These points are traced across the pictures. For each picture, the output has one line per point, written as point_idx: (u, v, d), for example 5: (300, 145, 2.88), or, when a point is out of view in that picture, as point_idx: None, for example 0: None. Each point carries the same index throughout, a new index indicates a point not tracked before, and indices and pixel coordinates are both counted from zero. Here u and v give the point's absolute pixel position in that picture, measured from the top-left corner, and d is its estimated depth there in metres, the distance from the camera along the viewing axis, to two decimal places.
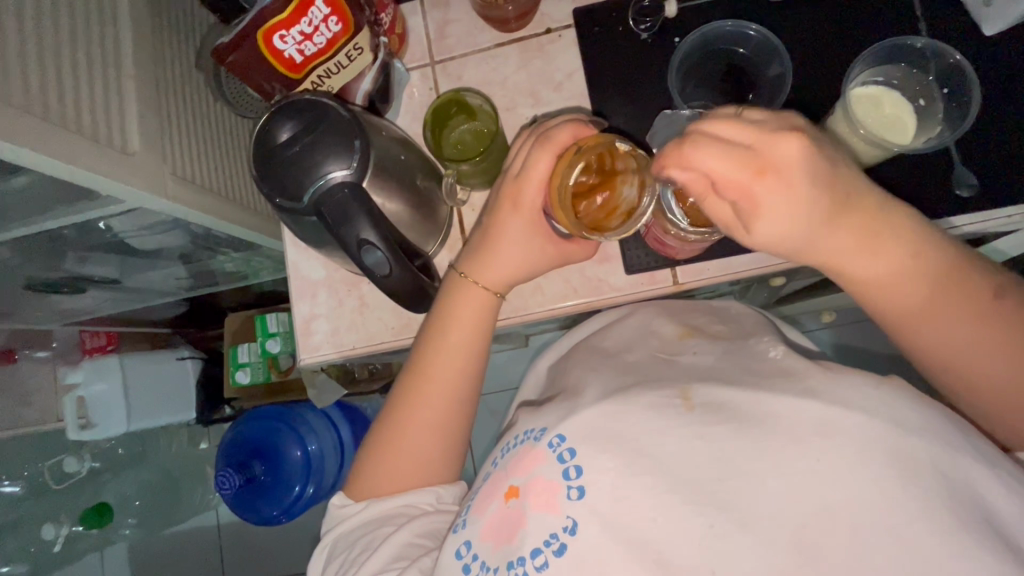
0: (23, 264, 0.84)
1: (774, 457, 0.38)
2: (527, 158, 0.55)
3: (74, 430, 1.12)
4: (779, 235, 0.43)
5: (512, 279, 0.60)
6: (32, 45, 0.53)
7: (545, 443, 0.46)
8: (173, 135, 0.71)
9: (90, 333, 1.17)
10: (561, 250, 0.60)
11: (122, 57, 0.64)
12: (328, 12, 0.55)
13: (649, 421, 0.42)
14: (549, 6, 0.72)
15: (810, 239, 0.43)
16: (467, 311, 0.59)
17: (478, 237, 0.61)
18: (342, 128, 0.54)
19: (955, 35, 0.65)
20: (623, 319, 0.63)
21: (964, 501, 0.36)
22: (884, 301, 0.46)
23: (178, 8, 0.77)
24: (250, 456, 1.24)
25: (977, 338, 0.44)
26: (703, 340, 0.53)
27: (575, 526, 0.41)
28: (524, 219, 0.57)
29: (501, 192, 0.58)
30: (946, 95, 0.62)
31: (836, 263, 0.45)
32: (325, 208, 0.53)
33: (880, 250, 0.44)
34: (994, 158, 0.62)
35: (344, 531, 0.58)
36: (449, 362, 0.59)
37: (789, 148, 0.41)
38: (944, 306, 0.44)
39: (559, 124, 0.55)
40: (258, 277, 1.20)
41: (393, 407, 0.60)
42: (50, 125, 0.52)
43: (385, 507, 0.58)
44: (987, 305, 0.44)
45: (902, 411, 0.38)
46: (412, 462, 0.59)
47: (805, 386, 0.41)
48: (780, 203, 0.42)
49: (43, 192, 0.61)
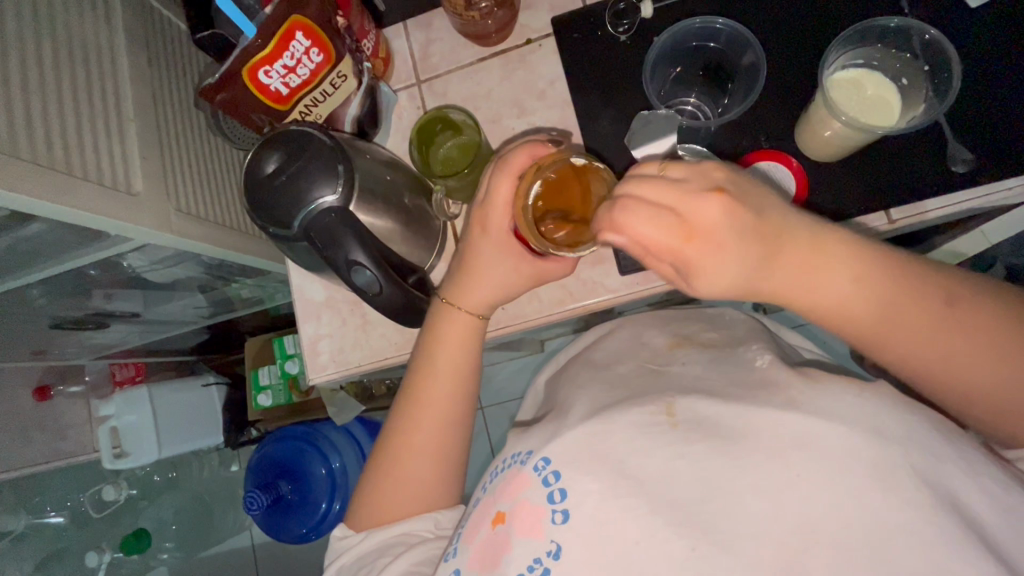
0: (50, 305, 0.89)
1: (757, 470, 0.38)
2: (489, 183, 0.56)
3: (108, 459, 1.17)
4: (722, 288, 0.44)
5: (495, 300, 0.60)
6: (37, 100, 0.56)
7: (530, 467, 0.46)
8: (175, 173, 0.74)
9: (119, 365, 1.23)
10: (537, 268, 0.59)
11: (122, 104, 0.68)
12: (309, 44, 0.58)
13: (634, 436, 0.42)
14: (527, 17, 0.73)
15: (755, 280, 0.43)
16: (453, 334, 0.60)
17: (457, 264, 0.62)
18: (326, 155, 0.56)
19: (941, 7, 0.63)
20: (614, 333, 0.64)
21: (951, 512, 0.35)
22: (846, 327, 0.44)
23: (175, 51, 0.81)
24: (277, 476, 1.27)
25: (950, 343, 0.42)
26: (694, 351, 0.54)
27: (558, 550, 0.41)
28: (493, 242, 0.58)
29: (471, 219, 0.59)
30: (928, 72, 0.60)
31: (776, 290, 0.44)
32: (314, 233, 0.55)
33: (824, 278, 0.43)
34: (991, 131, 0.61)
35: (348, 562, 0.59)
36: (437, 388, 0.60)
37: (709, 209, 0.42)
38: (898, 324, 0.43)
39: (516, 147, 0.56)
40: (273, 301, 1.24)
41: (390, 436, 0.61)
42: (53, 172, 0.56)
43: (389, 535, 0.58)
44: (954, 314, 0.42)
45: (885, 421, 0.38)
46: (414, 487, 0.59)
47: (788, 399, 0.41)
48: (717, 267, 0.43)
49: (54, 237, 0.65)
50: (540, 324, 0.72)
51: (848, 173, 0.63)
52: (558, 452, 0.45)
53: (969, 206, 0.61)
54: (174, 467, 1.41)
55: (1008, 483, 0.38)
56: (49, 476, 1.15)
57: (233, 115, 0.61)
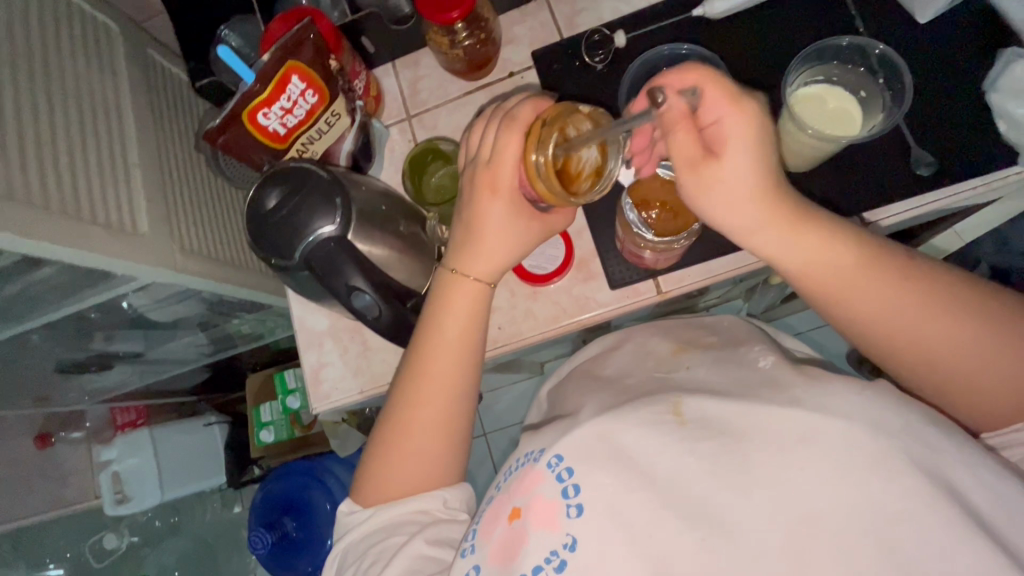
0: (55, 349, 0.90)
1: (770, 462, 0.40)
2: (495, 143, 0.54)
3: (111, 505, 1.17)
4: (741, 176, 0.47)
5: (502, 265, 0.59)
6: (48, 152, 0.59)
7: (543, 464, 0.47)
8: (178, 215, 0.77)
9: (120, 409, 1.24)
10: (546, 223, 0.59)
11: (127, 151, 0.71)
12: (304, 86, 0.61)
13: (642, 434, 0.44)
14: (508, 52, 0.78)
15: (748, 219, 0.48)
16: (460, 305, 0.58)
17: (460, 230, 0.59)
18: (324, 189, 0.59)
19: (891, 27, 0.68)
20: (622, 342, 0.66)
21: (946, 499, 0.37)
22: (823, 283, 0.48)
23: (174, 97, 0.85)
24: (281, 513, 1.26)
25: (918, 313, 0.47)
26: (693, 358, 0.57)
27: (575, 543, 0.43)
28: (506, 202, 0.56)
29: (475, 180, 0.57)
30: (885, 85, 0.65)
31: (773, 254, 0.49)
32: (314, 260, 0.58)
33: (805, 233, 0.48)
34: (949, 137, 0.65)
35: (353, 540, 0.57)
36: (445, 359, 0.58)
37: (761, 98, 0.48)
38: (864, 289, 0.47)
39: (517, 102, 0.55)
40: (274, 336, 1.25)
41: (395, 414, 0.58)
42: (66, 218, 0.58)
43: (398, 514, 0.56)
44: (918, 284, 0.47)
45: (885, 416, 0.40)
46: (422, 464, 0.57)
47: (792, 396, 0.43)
48: (753, 134, 0.46)
49: (63, 278, 0.67)
50: (537, 341, 0.74)
51: (819, 180, 0.67)
52: (570, 449, 0.46)
53: (939, 204, 0.64)
54: (177, 511, 1.40)
55: (1002, 472, 0.39)
56: (50, 525, 1.14)
57: (233, 155, 0.64)
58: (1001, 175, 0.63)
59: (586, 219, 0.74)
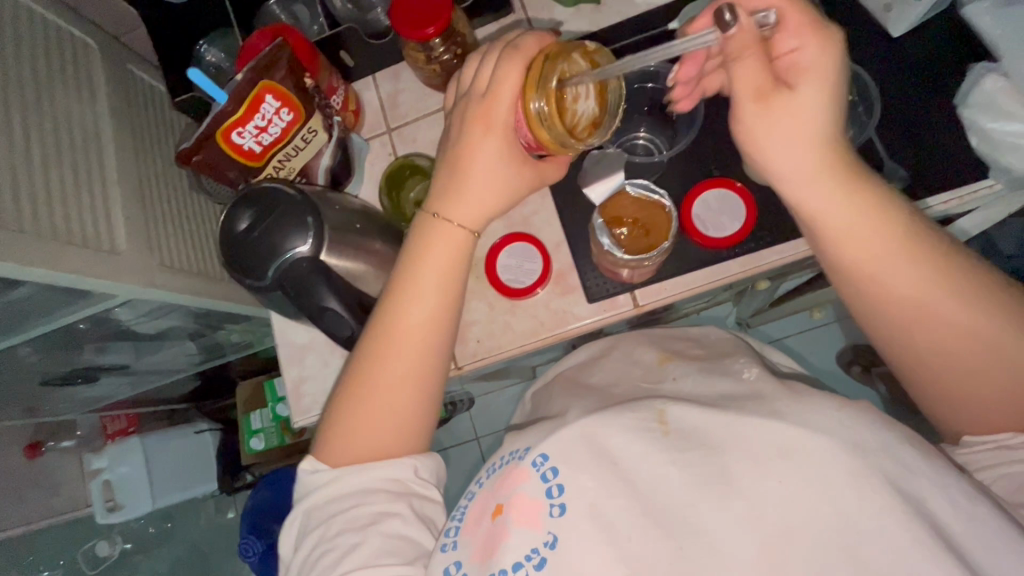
0: (43, 363, 0.90)
1: (746, 475, 0.40)
2: (494, 73, 0.53)
3: (102, 513, 1.20)
4: (801, 117, 0.46)
5: (486, 210, 0.57)
6: (24, 173, 0.60)
7: (529, 462, 0.47)
8: (158, 231, 0.77)
9: (111, 419, 1.27)
10: (533, 172, 0.58)
11: (105, 169, 0.71)
12: (279, 104, 0.61)
13: (624, 437, 0.45)
14: None
15: (799, 159, 0.47)
16: (441, 249, 0.56)
17: (444, 172, 0.57)
18: (294, 209, 0.59)
19: (865, 40, 0.69)
20: (600, 356, 0.66)
21: (905, 524, 0.37)
22: (838, 231, 0.49)
23: (155, 112, 0.85)
24: (271, 521, 1.25)
25: (921, 273, 0.47)
26: (664, 375, 0.57)
27: (555, 540, 0.43)
28: (496, 138, 0.55)
29: (467, 114, 0.55)
30: (852, 99, 0.67)
31: (800, 193, 0.49)
32: (288, 282, 0.58)
33: (829, 176, 0.47)
34: (922, 151, 0.65)
35: (317, 504, 0.54)
36: (424, 307, 0.55)
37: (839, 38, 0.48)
38: (874, 243, 0.48)
39: (520, 36, 0.54)
40: (263, 345, 1.26)
41: (361, 361, 0.55)
42: (41, 240, 0.58)
43: (369, 478, 0.53)
44: (923, 247, 0.48)
45: (846, 441, 0.40)
46: (389, 414, 0.54)
47: (771, 409, 0.44)
48: (821, 79, 0.46)
49: (42, 297, 0.67)
50: (517, 355, 0.74)
51: None
52: (556, 449, 0.46)
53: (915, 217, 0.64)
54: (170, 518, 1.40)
55: (969, 495, 0.39)
56: (43, 535, 1.15)
57: (208, 174, 0.64)
58: (973, 188, 0.63)
59: (564, 233, 0.74)
